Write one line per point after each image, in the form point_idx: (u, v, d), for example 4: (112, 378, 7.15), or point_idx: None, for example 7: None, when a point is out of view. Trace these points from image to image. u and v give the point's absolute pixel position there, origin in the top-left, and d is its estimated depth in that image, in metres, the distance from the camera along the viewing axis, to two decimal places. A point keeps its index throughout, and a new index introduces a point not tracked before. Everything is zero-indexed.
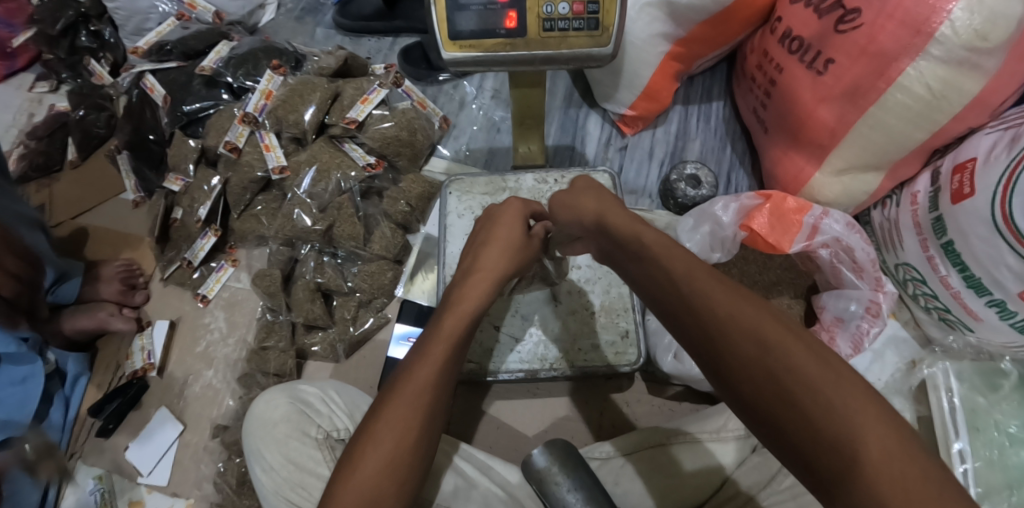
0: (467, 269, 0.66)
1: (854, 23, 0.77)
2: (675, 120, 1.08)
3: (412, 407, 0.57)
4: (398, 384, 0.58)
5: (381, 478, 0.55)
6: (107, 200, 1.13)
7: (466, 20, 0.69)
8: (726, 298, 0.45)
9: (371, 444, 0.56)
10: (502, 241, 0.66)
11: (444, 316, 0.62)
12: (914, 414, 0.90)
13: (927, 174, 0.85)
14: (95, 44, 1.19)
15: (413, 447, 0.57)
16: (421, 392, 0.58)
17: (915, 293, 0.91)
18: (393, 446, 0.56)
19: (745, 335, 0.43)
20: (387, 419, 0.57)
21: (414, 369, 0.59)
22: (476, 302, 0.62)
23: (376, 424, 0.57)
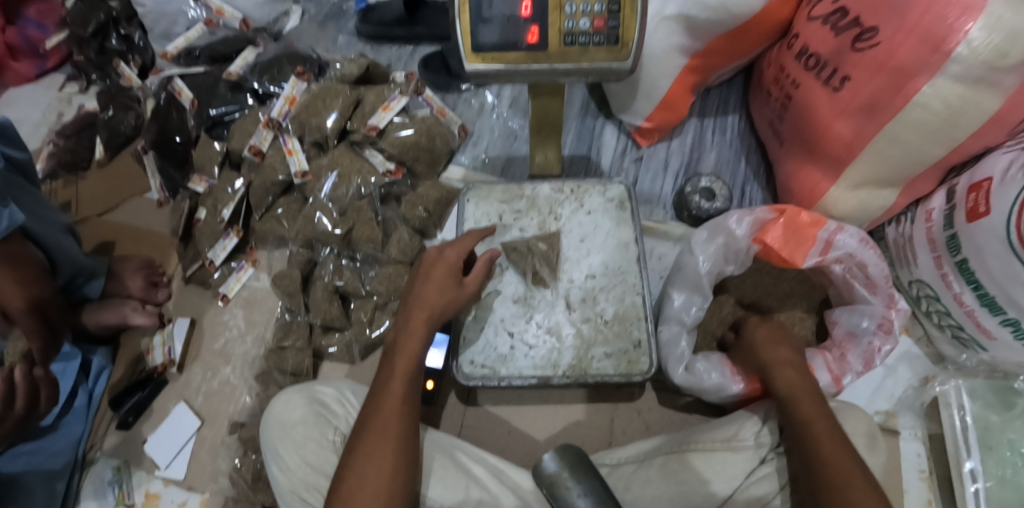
0: (406, 310, 0.74)
1: (872, 41, 0.78)
2: (690, 132, 1.10)
3: (383, 440, 0.65)
4: (369, 426, 0.67)
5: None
6: (131, 198, 1.15)
7: (489, 32, 0.71)
8: (827, 446, 0.66)
9: (355, 482, 0.63)
10: (434, 289, 0.73)
11: (391, 361, 0.71)
12: (926, 431, 0.90)
13: (943, 191, 0.85)
14: (125, 46, 1.22)
15: (394, 474, 0.64)
16: (390, 425, 0.66)
17: (929, 310, 0.91)
18: (379, 478, 0.63)
19: (839, 480, 0.63)
20: (364, 455, 0.65)
21: (378, 409, 0.68)
22: (420, 343, 0.71)
23: (356, 462, 0.65)
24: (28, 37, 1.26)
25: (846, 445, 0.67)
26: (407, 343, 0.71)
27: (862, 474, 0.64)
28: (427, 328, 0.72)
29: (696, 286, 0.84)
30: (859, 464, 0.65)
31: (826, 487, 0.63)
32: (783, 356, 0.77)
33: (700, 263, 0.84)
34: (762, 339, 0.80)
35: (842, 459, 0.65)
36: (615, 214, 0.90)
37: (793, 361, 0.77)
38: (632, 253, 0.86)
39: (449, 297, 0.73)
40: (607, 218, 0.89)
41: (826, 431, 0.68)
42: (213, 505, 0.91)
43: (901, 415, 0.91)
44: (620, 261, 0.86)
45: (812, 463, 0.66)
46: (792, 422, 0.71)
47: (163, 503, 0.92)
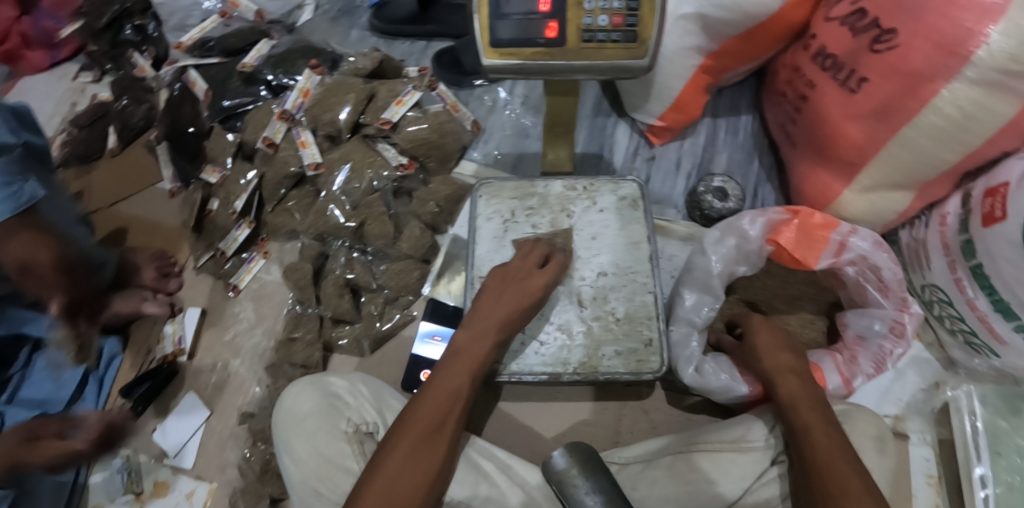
0: (477, 315, 0.76)
1: (888, 43, 0.77)
2: (702, 133, 1.10)
3: (432, 443, 0.67)
4: (418, 426, 0.68)
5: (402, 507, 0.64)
6: (143, 189, 1.16)
7: (505, 28, 0.71)
8: (827, 453, 0.67)
9: (399, 476, 0.65)
10: (511, 300, 0.76)
11: (452, 366, 0.73)
12: (935, 436, 0.90)
13: (958, 196, 0.85)
14: (138, 37, 1.22)
15: (432, 477, 0.66)
16: (440, 430, 0.69)
17: (940, 315, 0.90)
18: (419, 479, 0.65)
19: (837, 487, 0.64)
20: (411, 456, 0.66)
21: (431, 403, 0.70)
22: (485, 351, 0.73)
23: (399, 458, 0.66)
24: (42, 28, 1.27)
25: (847, 452, 0.67)
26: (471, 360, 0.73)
27: (863, 481, 0.64)
28: (497, 342, 0.74)
29: (707, 287, 0.84)
30: (858, 470, 0.65)
31: (824, 494, 0.64)
32: (784, 362, 0.77)
33: (712, 263, 0.83)
34: (770, 344, 0.79)
35: (841, 466, 0.65)
36: (627, 213, 0.90)
37: (794, 367, 0.77)
38: (644, 252, 0.86)
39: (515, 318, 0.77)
40: (619, 216, 0.89)
41: (825, 438, 0.68)
42: (221, 495, 0.92)
43: (910, 419, 0.91)
44: (631, 260, 0.86)
45: (811, 470, 0.67)
46: (792, 430, 0.71)
47: (171, 492, 0.93)
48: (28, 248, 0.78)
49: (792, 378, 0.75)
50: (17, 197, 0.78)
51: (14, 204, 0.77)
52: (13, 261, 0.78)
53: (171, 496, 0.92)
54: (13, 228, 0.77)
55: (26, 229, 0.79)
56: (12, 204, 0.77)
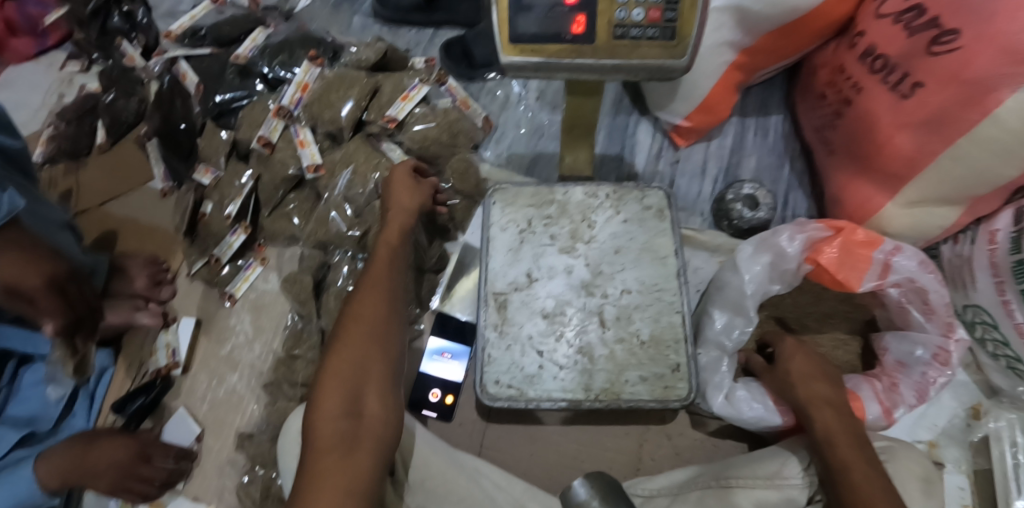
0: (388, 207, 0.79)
1: (949, 45, 0.70)
2: (730, 133, 1.03)
3: (377, 298, 0.68)
4: (360, 288, 0.70)
5: (362, 347, 0.64)
6: (133, 188, 1.08)
7: (528, 21, 0.64)
8: (865, 490, 0.62)
9: (354, 325, 0.66)
10: (409, 186, 0.79)
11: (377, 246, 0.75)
12: (971, 466, 0.85)
13: (1009, 212, 0.78)
14: (127, 25, 1.14)
15: (387, 320, 0.67)
16: (379, 283, 0.70)
17: (982, 337, 0.85)
18: (374, 322, 0.67)
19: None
20: (359, 309, 0.68)
21: (370, 273, 0.72)
22: (405, 217, 0.77)
23: (350, 312, 0.68)
24: (27, 14, 1.19)
25: (887, 490, 0.62)
26: (389, 233, 0.75)
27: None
28: (414, 209, 0.78)
29: (739, 308, 0.78)
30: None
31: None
32: (818, 392, 0.72)
33: (745, 282, 0.77)
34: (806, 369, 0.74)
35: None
36: (652, 224, 0.83)
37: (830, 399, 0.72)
38: (671, 268, 0.80)
39: (422, 195, 0.80)
40: (644, 228, 0.83)
41: (863, 474, 0.64)
42: None
43: (945, 447, 0.86)
44: (657, 276, 0.80)
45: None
46: (829, 466, 0.66)
47: None
48: (16, 269, 0.73)
49: (829, 412, 0.70)
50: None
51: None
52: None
53: None
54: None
55: (14, 245, 0.73)
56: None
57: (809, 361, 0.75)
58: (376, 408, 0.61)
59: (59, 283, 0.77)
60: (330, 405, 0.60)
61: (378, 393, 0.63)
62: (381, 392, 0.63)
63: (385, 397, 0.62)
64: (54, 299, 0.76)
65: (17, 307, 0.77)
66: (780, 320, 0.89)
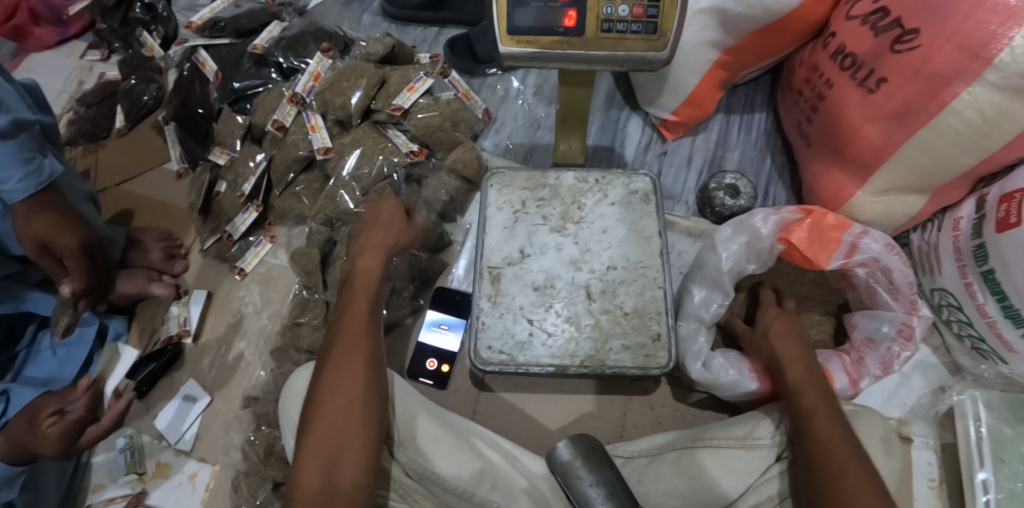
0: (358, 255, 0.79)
1: (911, 43, 0.76)
2: (715, 128, 1.09)
3: (347, 361, 0.69)
4: (330, 350, 0.70)
5: (335, 425, 0.66)
6: (150, 169, 1.15)
7: (525, 15, 0.70)
8: (828, 437, 0.67)
9: (329, 391, 0.67)
10: (382, 230, 0.80)
11: (348, 309, 0.74)
12: (938, 440, 0.90)
13: (972, 200, 0.84)
14: (148, 16, 1.21)
15: (360, 382, 0.68)
16: (351, 344, 0.70)
17: (949, 319, 0.90)
18: (347, 386, 0.67)
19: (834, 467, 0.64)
20: (331, 391, 0.67)
21: (340, 331, 0.72)
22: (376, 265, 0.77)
23: (324, 376, 0.69)
24: (51, 4, 1.26)
25: (847, 438, 0.67)
26: (361, 298, 0.74)
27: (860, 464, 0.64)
28: (382, 259, 0.78)
29: (717, 284, 0.84)
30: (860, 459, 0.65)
31: (824, 478, 0.64)
32: (795, 360, 0.76)
33: (723, 260, 0.83)
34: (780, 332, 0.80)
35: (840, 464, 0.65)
36: (639, 208, 0.89)
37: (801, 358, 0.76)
38: (654, 247, 0.86)
39: (396, 240, 0.79)
40: (631, 211, 0.89)
41: (828, 422, 0.68)
42: (224, 477, 0.92)
43: (914, 423, 0.91)
44: (642, 254, 0.86)
45: (812, 455, 0.67)
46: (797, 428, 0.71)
47: (174, 474, 0.93)
48: (51, 227, 0.80)
49: (802, 378, 0.74)
50: (39, 173, 0.79)
51: (37, 179, 0.78)
52: (34, 239, 0.80)
53: (174, 477, 0.93)
54: (37, 205, 0.79)
55: (52, 209, 0.80)
56: (36, 179, 0.78)
57: (786, 333, 0.80)
58: (355, 475, 0.64)
59: (88, 249, 0.84)
60: (308, 482, 0.63)
61: (356, 466, 0.65)
62: (358, 460, 0.65)
63: (362, 464, 0.65)
64: (80, 261, 0.83)
65: (43, 263, 0.83)
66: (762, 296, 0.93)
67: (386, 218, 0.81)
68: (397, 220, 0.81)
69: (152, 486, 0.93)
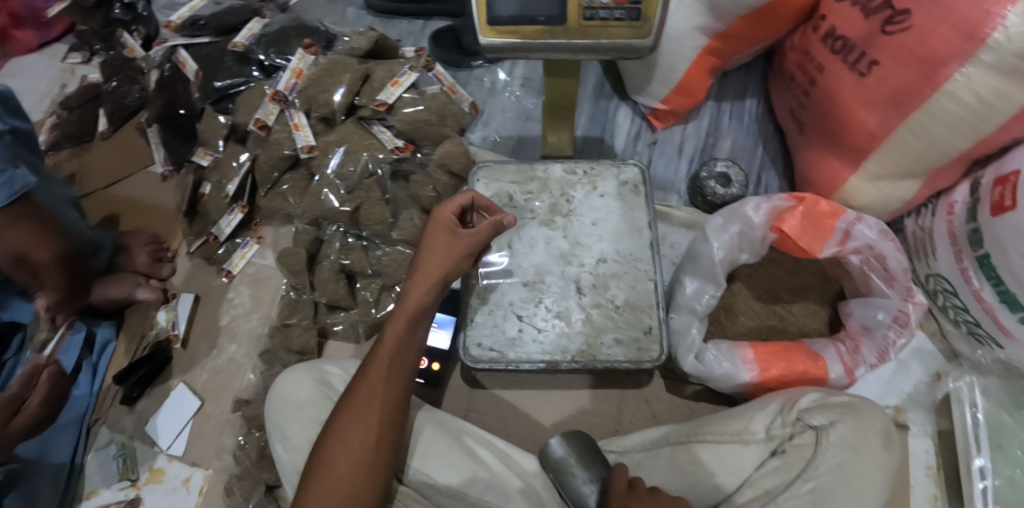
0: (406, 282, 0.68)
1: (902, 25, 0.75)
2: (706, 116, 1.07)
3: (367, 418, 0.63)
4: (350, 399, 0.65)
5: (342, 486, 0.61)
6: (135, 172, 1.13)
7: (506, 5, 0.68)
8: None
9: (339, 448, 0.62)
10: (438, 259, 0.68)
11: (375, 348, 0.67)
12: (935, 428, 0.89)
13: (967, 184, 0.83)
14: (129, 16, 1.19)
15: (375, 444, 0.63)
16: (373, 399, 0.64)
17: (944, 305, 0.89)
18: (360, 445, 0.62)
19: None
20: (339, 443, 0.63)
21: (365, 379, 0.65)
22: (416, 303, 0.67)
23: (340, 429, 0.63)
24: (32, 6, 1.24)
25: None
26: (394, 338, 0.66)
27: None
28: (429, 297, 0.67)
29: (710, 275, 0.82)
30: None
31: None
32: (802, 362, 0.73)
33: (715, 250, 0.82)
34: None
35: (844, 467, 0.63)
36: (630, 199, 0.88)
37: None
38: (645, 238, 0.85)
39: (447, 272, 0.68)
40: (622, 202, 0.87)
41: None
42: (217, 482, 0.91)
43: (911, 411, 0.90)
44: (633, 246, 0.84)
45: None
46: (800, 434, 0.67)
47: (168, 478, 0.93)
48: (26, 240, 0.79)
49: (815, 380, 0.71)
50: (11, 184, 0.77)
51: (11, 190, 0.77)
52: (10, 252, 0.79)
53: (168, 482, 0.92)
54: (12, 217, 0.78)
55: (29, 221, 0.79)
56: (9, 190, 0.77)
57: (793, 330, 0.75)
58: None
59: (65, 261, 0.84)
60: None
61: None
62: None
63: None
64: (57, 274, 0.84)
65: (17, 277, 0.83)
66: (757, 287, 0.92)
67: (444, 239, 0.69)
68: (455, 247, 0.68)
69: (146, 492, 0.92)
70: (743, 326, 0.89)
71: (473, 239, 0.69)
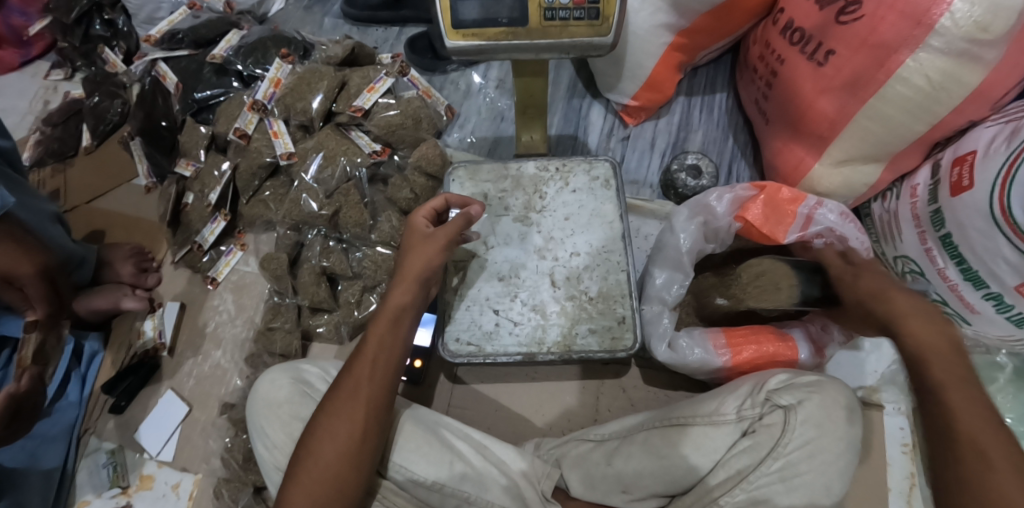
0: (394, 282, 0.71)
1: (855, 14, 0.77)
2: (677, 111, 1.09)
3: (352, 411, 0.65)
4: (337, 394, 0.66)
5: (328, 477, 0.63)
6: (119, 185, 1.15)
7: (469, 8, 0.70)
8: (970, 427, 0.58)
9: (324, 440, 0.64)
10: (420, 260, 0.71)
11: (363, 345, 0.69)
12: (909, 405, 0.90)
13: (927, 167, 0.85)
14: (109, 32, 1.22)
15: (361, 438, 0.64)
16: (360, 394, 0.66)
17: (912, 286, 0.90)
18: (346, 440, 0.64)
19: (974, 453, 0.57)
20: (328, 435, 0.64)
21: (353, 374, 0.67)
22: (399, 303, 0.70)
23: (326, 422, 0.65)
24: (11, 25, 1.24)
25: (985, 401, 0.59)
26: (379, 335, 0.68)
27: (1002, 440, 0.57)
28: (414, 295, 0.70)
29: (678, 265, 0.84)
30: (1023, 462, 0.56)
31: (970, 480, 0.56)
32: (901, 306, 0.68)
33: (681, 241, 0.83)
34: (869, 292, 0.72)
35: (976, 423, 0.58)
36: (600, 193, 0.90)
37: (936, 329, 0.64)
38: (616, 231, 0.87)
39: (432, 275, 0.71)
40: (593, 196, 0.90)
41: (969, 414, 0.59)
42: (206, 485, 0.93)
43: (885, 390, 0.91)
44: (604, 239, 0.86)
45: (946, 435, 0.59)
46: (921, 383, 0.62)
47: (157, 485, 0.94)
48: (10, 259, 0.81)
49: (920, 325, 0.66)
50: None
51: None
52: None
53: (158, 488, 0.94)
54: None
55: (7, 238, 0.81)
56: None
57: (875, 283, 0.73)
58: None
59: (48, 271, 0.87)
60: None
61: None
62: None
63: None
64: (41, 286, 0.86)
65: (5, 295, 0.85)
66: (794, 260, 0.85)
67: (424, 241, 0.71)
68: (436, 250, 0.71)
69: (137, 498, 0.94)
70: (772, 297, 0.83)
71: (446, 237, 0.71)
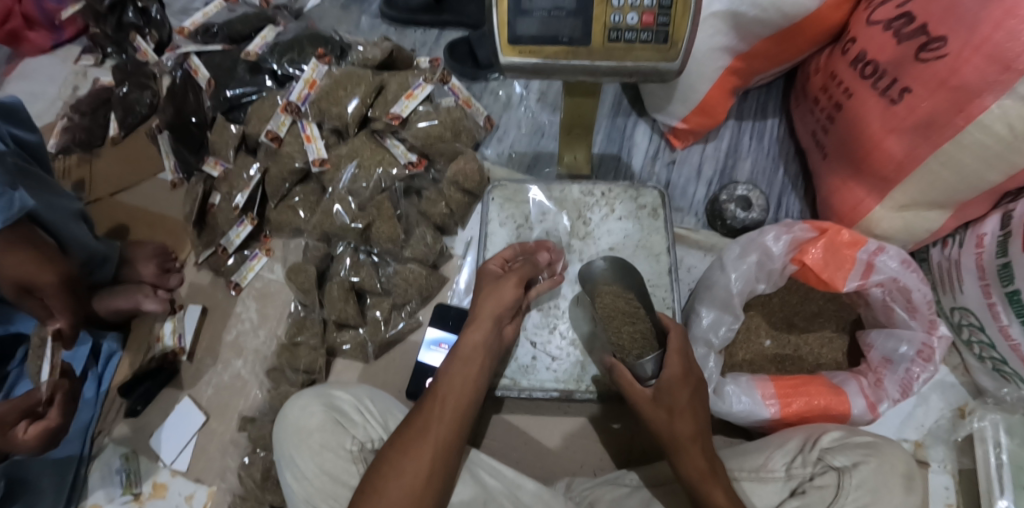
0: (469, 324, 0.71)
1: (937, 53, 0.71)
2: (726, 136, 1.05)
3: (421, 450, 0.62)
4: (407, 431, 0.63)
5: None
6: (143, 179, 1.12)
7: (527, 24, 0.63)
8: None
9: (391, 478, 0.60)
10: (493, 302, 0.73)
11: (435, 385, 0.67)
12: (956, 465, 0.87)
13: (997, 215, 0.79)
14: (141, 20, 1.18)
15: (430, 480, 0.61)
16: (431, 434, 0.63)
17: (969, 339, 0.87)
18: (415, 482, 0.60)
19: None
20: (395, 473, 0.60)
21: (424, 412, 0.65)
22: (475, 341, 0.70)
23: (394, 460, 0.61)
24: (44, 9, 1.23)
25: None
26: (454, 374, 0.67)
27: None
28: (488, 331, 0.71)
29: (727, 306, 0.80)
30: None
31: None
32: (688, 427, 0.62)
33: (732, 280, 0.79)
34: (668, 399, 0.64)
35: None
36: (647, 222, 0.85)
37: (710, 471, 0.61)
38: (663, 265, 0.82)
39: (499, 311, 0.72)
40: (638, 226, 0.85)
41: None
42: (221, 499, 0.90)
43: (931, 446, 0.88)
44: (650, 273, 0.82)
45: None
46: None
47: (171, 495, 0.91)
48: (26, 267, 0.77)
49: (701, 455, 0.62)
50: (10, 207, 0.72)
51: (8, 213, 0.72)
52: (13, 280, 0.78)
53: (171, 498, 0.91)
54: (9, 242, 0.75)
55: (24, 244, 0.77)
56: (6, 214, 0.72)
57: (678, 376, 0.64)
58: None
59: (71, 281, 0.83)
60: None
61: None
62: None
63: None
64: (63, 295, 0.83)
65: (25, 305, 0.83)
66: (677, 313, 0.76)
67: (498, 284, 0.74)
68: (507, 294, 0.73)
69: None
70: (630, 334, 0.73)
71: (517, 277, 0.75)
